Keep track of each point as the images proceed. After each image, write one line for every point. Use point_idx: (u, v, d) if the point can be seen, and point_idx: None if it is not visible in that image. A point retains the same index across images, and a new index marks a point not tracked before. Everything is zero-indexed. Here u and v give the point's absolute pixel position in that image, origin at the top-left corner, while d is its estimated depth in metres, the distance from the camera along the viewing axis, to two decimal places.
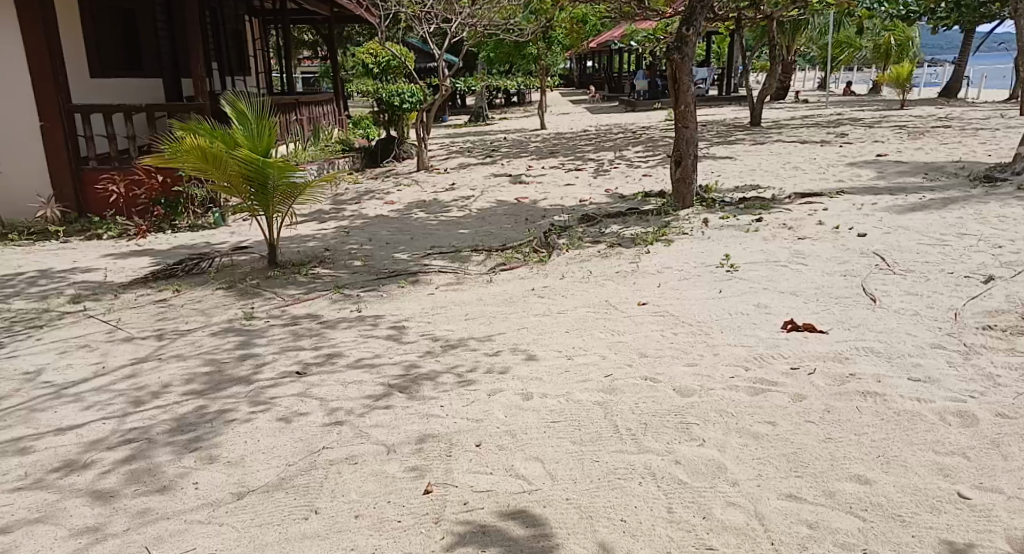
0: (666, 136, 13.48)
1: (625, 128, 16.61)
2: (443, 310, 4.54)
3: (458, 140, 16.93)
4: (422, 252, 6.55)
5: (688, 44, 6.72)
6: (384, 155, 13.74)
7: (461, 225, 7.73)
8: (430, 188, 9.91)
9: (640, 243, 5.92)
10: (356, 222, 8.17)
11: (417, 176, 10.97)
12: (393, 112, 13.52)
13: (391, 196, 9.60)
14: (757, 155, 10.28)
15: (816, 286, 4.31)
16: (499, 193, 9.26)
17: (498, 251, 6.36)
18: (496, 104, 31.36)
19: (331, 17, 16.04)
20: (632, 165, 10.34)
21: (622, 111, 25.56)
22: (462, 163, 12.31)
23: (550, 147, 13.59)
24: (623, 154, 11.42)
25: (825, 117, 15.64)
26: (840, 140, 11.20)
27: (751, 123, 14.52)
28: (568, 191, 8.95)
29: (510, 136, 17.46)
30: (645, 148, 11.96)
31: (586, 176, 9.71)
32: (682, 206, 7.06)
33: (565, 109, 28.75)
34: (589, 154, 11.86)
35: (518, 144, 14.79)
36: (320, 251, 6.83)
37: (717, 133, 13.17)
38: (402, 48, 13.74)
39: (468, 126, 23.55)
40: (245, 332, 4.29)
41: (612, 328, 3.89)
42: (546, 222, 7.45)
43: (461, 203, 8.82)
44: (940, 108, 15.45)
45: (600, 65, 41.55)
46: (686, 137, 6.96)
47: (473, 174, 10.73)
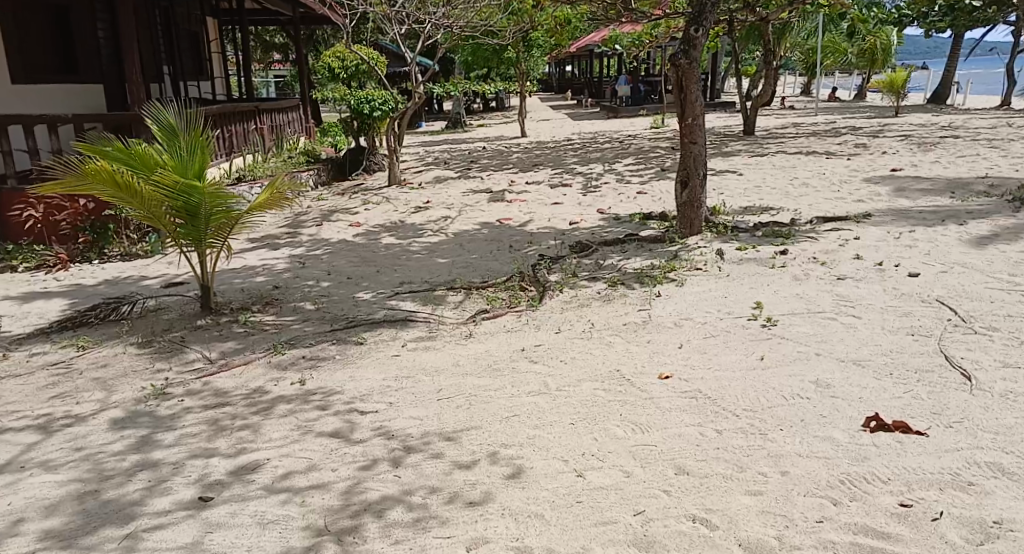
0: (656, 146, 12.64)
1: (611, 137, 15.79)
2: (409, 382, 3.61)
3: (435, 150, 15.95)
4: (390, 291, 5.59)
5: (696, 46, 5.78)
6: (353, 166, 12.71)
7: (436, 253, 6.78)
8: (402, 206, 8.96)
9: (646, 283, 5.02)
10: (316, 249, 7.19)
11: (388, 192, 10.00)
12: (362, 120, 12.46)
13: (358, 216, 8.63)
14: (759, 168, 9.47)
15: (884, 352, 3.41)
16: (478, 213, 8.35)
17: (478, 290, 5.45)
18: (474, 109, 30.38)
19: (297, 17, 15.02)
20: (624, 180, 9.46)
21: (605, 117, 24.78)
22: (438, 177, 11.35)
23: (532, 157, 12.69)
24: (612, 168, 10.55)
25: (820, 125, 14.92)
26: (845, 151, 10.44)
27: (745, 132, 13.74)
28: (555, 212, 8.05)
29: (490, 145, 16.51)
30: (635, 160, 11.11)
31: (574, 193, 8.83)
32: (688, 234, 6.17)
33: (545, 115, 27.89)
34: (575, 166, 10.98)
35: (498, 154, 13.85)
36: (268, 290, 5.85)
37: (712, 143, 12.37)
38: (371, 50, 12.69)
39: (446, 133, 22.59)
40: (150, 424, 3.34)
41: (632, 419, 2.94)
42: (533, 251, 6.54)
43: (435, 225, 7.89)
44: (939, 116, 14.81)
45: (581, 70, 40.80)
46: (694, 155, 6.03)
47: (450, 190, 9.80)
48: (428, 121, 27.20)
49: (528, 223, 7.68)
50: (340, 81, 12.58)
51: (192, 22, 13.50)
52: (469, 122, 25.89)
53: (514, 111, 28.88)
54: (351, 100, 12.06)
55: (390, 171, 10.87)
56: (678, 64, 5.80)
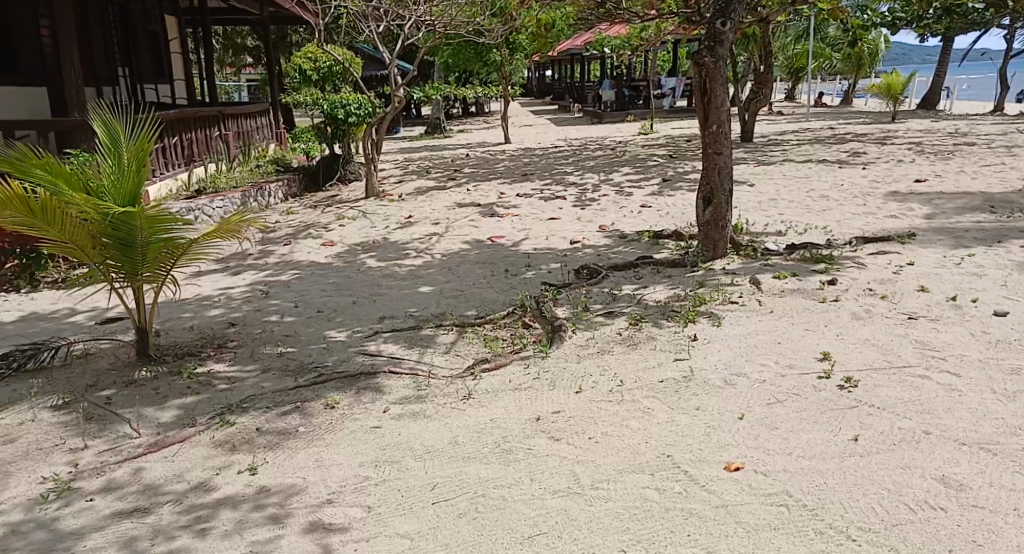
0: (652, 154, 11.92)
1: (601, 144, 15.07)
2: (393, 473, 2.76)
3: (415, 158, 15.09)
4: (369, 331, 4.73)
5: (722, 43, 5.02)
6: (328, 175, 11.80)
7: (421, 280, 5.93)
8: (381, 222, 8.09)
9: (677, 320, 4.22)
10: (283, 274, 6.30)
11: (365, 205, 9.14)
12: (337, 126, 11.57)
13: (331, 233, 7.76)
14: (770, 179, 8.75)
15: (1014, 431, 2.63)
16: (467, 231, 7.52)
17: (474, 329, 4.62)
18: (453, 114, 29.54)
19: (266, 16, 14.09)
20: (624, 192, 8.70)
21: (589, 123, 24.13)
22: (420, 188, 10.49)
23: (521, 166, 11.87)
24: (609, 178, 9.79)
25: (818, 131, 14.31)
26: (857, 160, 9.78)
27: (743, 139, 13.10)
28: (553, 229, 7.25)
29: (473, 152, 15.68)
30: (633, 170, 10.35)
31: (572, 208, 8.05)
32: (712, 258, 5.38)
33: (527, 120, 27.17)
34: (568, 176, 10.20)
35: (483, 162, 13.01)
36: (223, 328, 4.97)
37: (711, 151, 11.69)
38: (346, 50, 11.79)
39: (426, 139, 21.76)
40: (43, 546, 2.47)
41: (708, 547, 2.12)
42: (534, 278, 5.72)
43: (418, 244, 7.05)
44: (939, 122, 14.29)
45: (562, 75, 40.22)
46: (719, 167, 5.25)
47: (433, 204, 8.96)
48: (407, 126, 26.33)
49: (524, 243, 6.87)
50: (312, 85, 11.68)
51: (151, 21, 12.54)
52: (449, 127, 25.06)
53: (496, 116, 28.12)
54: (325, 103, 11.15)
55: (368, 182, 9.98)
56: (701, 63, 5.05)
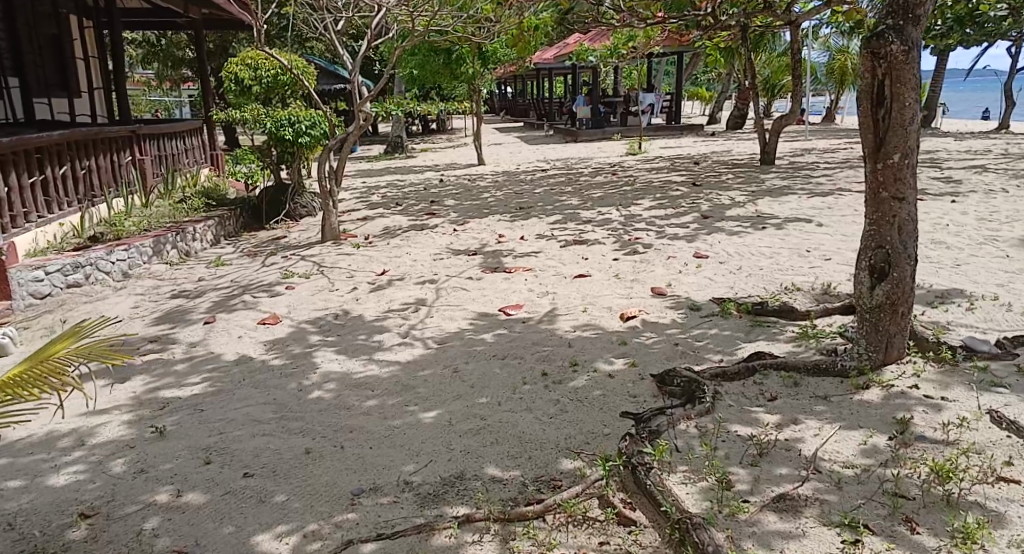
0: (667, 182, 10.02)
1: (596, 167, 13.22)
2: None
3: (381, 186, 12.96)
4: (336, 537, 2.59)
5: (916, 23, 3.06)
6: (275, 210, 9.56)
7: (414, 394, 3.81)
8: (345, 284, 5.96)
9: (934, 536, 2.24)
10: (196, 382, 4.12)
11: (323, 255, 6.97)
12: (283, 150, 9.35)
13: (276, 302, 5.59)
14: (843, 218, 6.91)
15: None
16: (466, 300, 5.43)
17: (533, 534, 2.52)
18: (414, 132, 27.53)
19: (198, 18, 11.82)
20: (663, 238, 6.74)
21: (563, 141, 22.39)
22: (391, 228, 8.38)
23: (511, 197, 9.83)
24: (631, 217, 7.83)
25: (839, 153, 12.71)
26: (931, 189, 8.01)
27: (763, 162, 11.39)
28: (589, 297, 5.22)
29: (447, 177, 13.64)
30: (655, 204, 8.42)
31: (602, 263, 6.05)
32: (883, 362, 3.42)
33: (496, 138, 25.27)
34: (577, 213, 8.23)
35: (463, 191, 10.95)
36: (63, 526, 2.76)
37: (737, 178, 9.89)
38: (295, 57, 9.60)
39: (386, 160, 19.65)
40: None
41: None
42: (592, 396, 3.65)
43: (401, 325, 4.94)
44: (971, 142, 12.83)
45: (526, 92, 38.64)
46: (899, 221, 3.26)
47: (413, 255, 6.86)
48: (364, 145, 24.16)
49: (552, 320, 4.83)
50: (252, 99, 9.43)
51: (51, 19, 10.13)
52: (412, 146, 23.01)
53: (461, 133, 26.16)
54: (268, 122, 8.93)
55: (325, 223, 7.80)
56: (884, 53, 3.07)
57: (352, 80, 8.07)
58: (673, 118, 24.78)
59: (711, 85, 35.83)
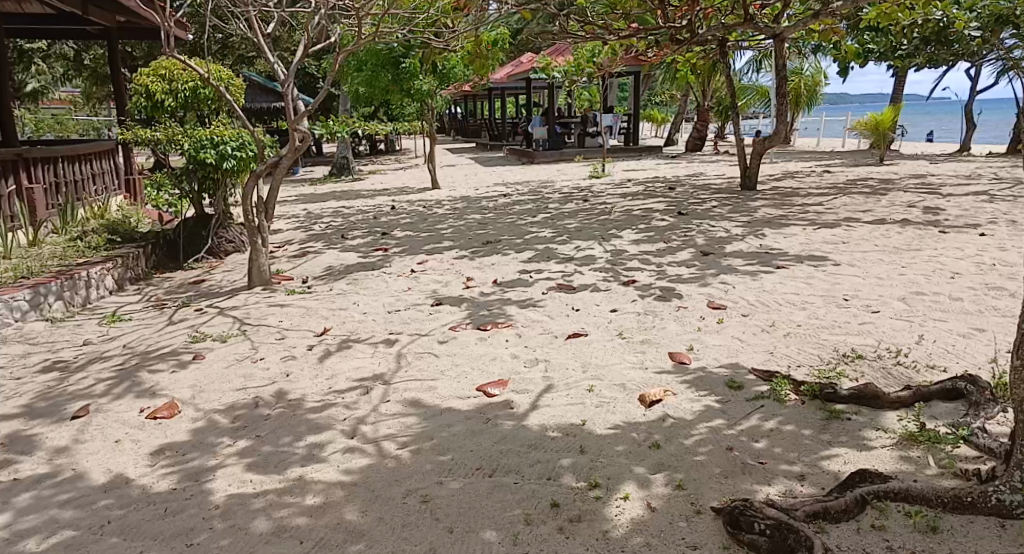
0: (647, 210, 9.03)
1: (562, 192, 12.22)
2: None
3: (324, 214, 11.64)
4: None
5: None
6: (193, 245, 8.29)
7: (365, 545, 2.57)
8: (275, 352, 4.69)
9: None
10: (38, 533, 2.80)
11: (249, 309, 5.67)
12: (204, 174, 7.97)
13: (180, 382, 4.28)
14: (866, 256, 5.97)
15: None
16: (431, 373, 4.22)
17: None
18: (361, 153, 26.17)
19: (110, 25, 10.36)
20: (663, 281, 5.67)
21: (519, 164, 21.42)
22: (335, 268, 7.12)
23: (475, 228, 8.67)
24: (618, 253, 6.76)
25: (818, 177, 12.03)
26: (946, 218, 7.22)
27: (744, 187, 10.56)
28: (591, 366, 4.08)
29: (398, 203, 12.40)
30: (641, 237, 7.39)
31: (598, 318, 4.92)
32: None
33: (448, 159, 24.13)
34: (554, 249, 7.12)
35: (418, 220, 9.72)
36: None
37: (723, 205, 8.99)
38: (218, 66, 8.24)
39: (332, 183, 18.28)
40: None
41: None
42: (630, 547, 2.48)
43: (346, 415, 3.69)
44: (949, 165, 12.32)
45: (477, 112, 37.69)
46: None
47: (363, 307, 5.62)
48: (307, 166, 22.68)
49: (551, 403, 3.66)
50: (166, 114, 8.03)
51: None
52: (359, 168, 21.66)
53: (411, 154, 24.91)
54: (186, 144, 7.63)
55: (251, 266, 6.50)
56: None
57: (284, 89, 6.58)
58: (631, 139, 24.09)
59: (663, 105, 35.66)
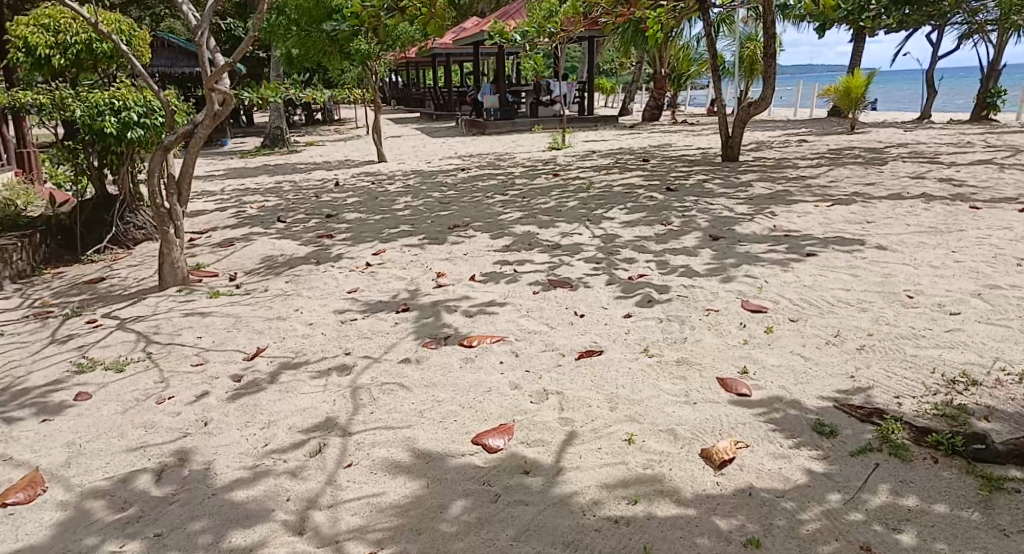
0: (628, 185, 8.08)
1: (525, 165, 11.17)
2: None
3: (258, 192, 10.29)
4: None
5: None
6: (92, 232, 7.01)
7: None
8: (190, 388, 3.53)
9: None
10: None
11: (159, 322, 4.45)
12: (105, 145, 6.64)
13: (52, 442, 3.10)
14: (904, 238, 5.13)
15: None
16: (406, 415, 3.15)
17: None
18: (298, 123, 24.44)
19: None
20: (675, 274, 4.72)
21: (470, 134, 20.21)
22: (270, 260, 5.92)
23: (435, 209, 7.54)
24: (610, 240, 5.78)
25: (797, 146, 11.31)
26: (968, 191, 6.47)
27: (725, 158, 9.72)
28: (621, 401, 3.08)
29: (342, 178, 11.12)
30: (631, 219, 6.42)
31: (611, 330, 3.93)
32: None
33: (394, 130, 22.68)
34: (532, 234, 6.10)
35: (368, 199, 8.52)
36: None
37: (711, 179, 8.11)
38: (117, 15, 6.89)
39: (266, 155, 16.73)
40: None
41: None
42: None
43: (292, 494, 2.60)
44: (929, 133, 11.77)
45: (421, 80, 36.03)
46: None
47: (308, 316, 4.48)
48: (239, 138, 20.93)
49: (581, 465, 2.65)
50: (54, 73, 6.61)
51: None
52: (297, 139, 20.08)
53: (353, 124, 23.33)
54: (79, 109, 6.26)
55: (162, 264, 5.24)
56: None
57: (195, 36, 5.12)
58: (585, 109, 23.11)
59: (613, 74, 34.77)
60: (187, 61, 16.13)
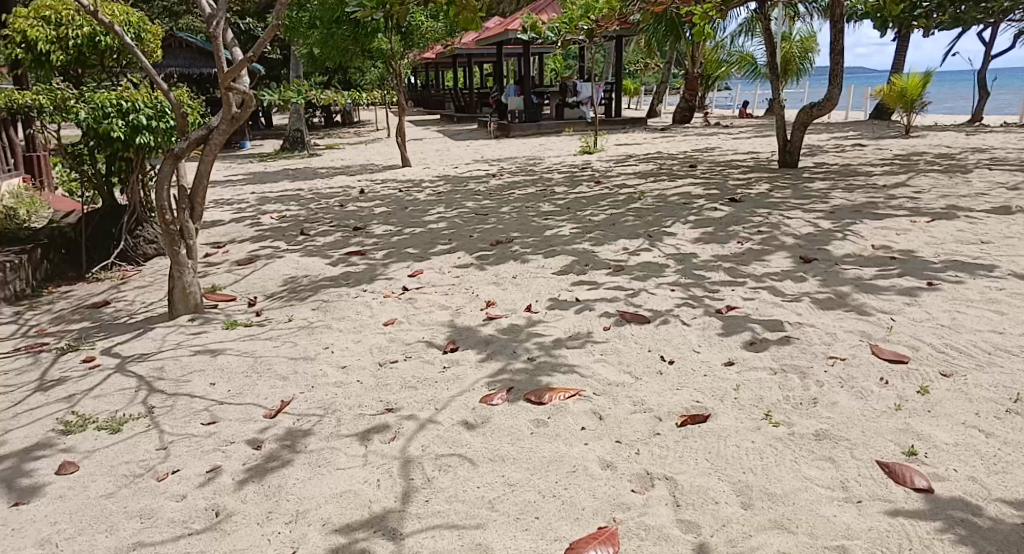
0: (684, 194, 7.33)
1: (562, 172, 10.44)
2: None
3: (278, 200, 9.64)
4: None
5: None
6: (99, 247, 6.38)
7: None
8: (200, 458, 2.83)
9: None
10: None
11: (165, 361, 3.76)
12: (113, 151, 6.05)
13: (20, 539, 2.39)
14: None
15: None
16: (475, 507, 2.44)
17: None
18: (317, 126, 23.86)
19: None
20: (774, 310, 3.99)
21: (495, 137, 19.51)
22: (293, 281, 5.24)
23: (474, 221, 6.85)
24: (683, 262, 5.06)
25: (856, 152, 10.49)
26: None
27: (783, 165, 9.01)
28: (757, 495, 2.37)
29: (366, 185, 10.46)
30: (700, 237, 5.68)
31: (713, 384, 3.19)
32: None
33: (415, 133, 22.01)
34: (590, 255, 5.37)
35: (398, 209, 7.84)
36: None
37: (777, 189, 7.34)
38: (125, 7, 6.31)
39: (286, 159, 16.14)
40: None
41: None
42: None
43: None
44: (998, 137, 10.90)
45: (441, 82, 35.38)
46: None
47: (340, 356, 3.78)
48: (256, 141, 20.35)
49: None
50: (57, 71, 6.02)
51: None
52: (316, 142, 19.47)
53: (373, 127, 22.71)
54: (83, 111, 5.68)
55: (172, 290, 4.56)
56: None
57: (209, 28, 4.38)
58: (612, 111, 22.34)
59: (637, 76, 33.94)
60: (204, 61, 15.55)
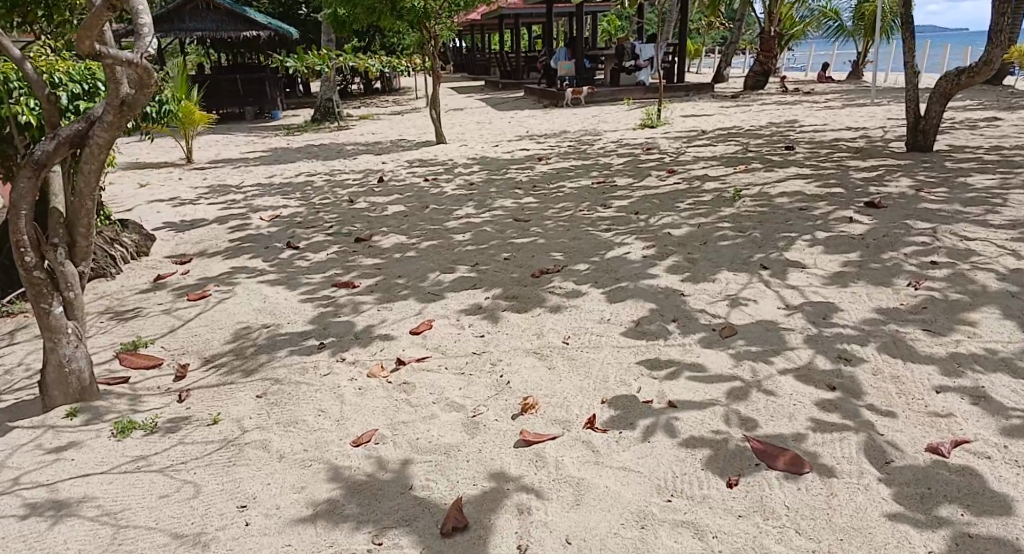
0: (794, 196, 5.43)
1: (622, 153, 8.55)
2: None
3: (281, 189, 8.05)
4: None
5: None
6: None
7: None
8: None
9: None
10: None
11: None
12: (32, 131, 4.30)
13: None
14: None
15: None
16: None
17: None
18: (352, 93, 22.25)
19: None
20: None
21: (543, 106, 17.56)
22: (245, 337, 3.66)
23: (510, 231, 5.11)
24: (831, 324, 3.25)
25: (999, 131, 8.30)
26: None
27: (911, 148, 7.03)
28: None
29: (389, 169, 8.78)
30: (842, 271, 3.84)
31: None
32: None
33: (456, 101, 20.20)
34: (680, 303, 3.59)
35: (416, 208, 6.15)
36: None
37: (925, 189, 5.38)
38: None
39: (312, 132, 14.59)
40: None
41: None
42: None
43: None
44: None
45: (487, 44, 33.26)
46: None
47: (259, 533, 2.15)
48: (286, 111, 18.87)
49: None
50: None
51: None
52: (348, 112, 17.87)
53: (411, 94, 20.99)
54: None
55: (45, 368, 2.99)
56: None
57: None
58: (674, 75, 20.05)
59: (700, 37, 31.17)
60: None
